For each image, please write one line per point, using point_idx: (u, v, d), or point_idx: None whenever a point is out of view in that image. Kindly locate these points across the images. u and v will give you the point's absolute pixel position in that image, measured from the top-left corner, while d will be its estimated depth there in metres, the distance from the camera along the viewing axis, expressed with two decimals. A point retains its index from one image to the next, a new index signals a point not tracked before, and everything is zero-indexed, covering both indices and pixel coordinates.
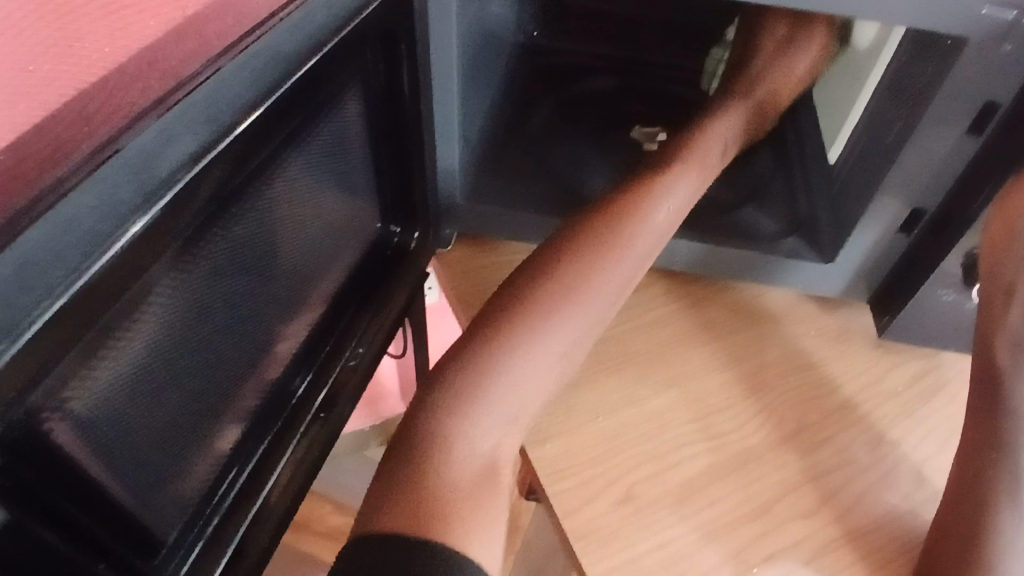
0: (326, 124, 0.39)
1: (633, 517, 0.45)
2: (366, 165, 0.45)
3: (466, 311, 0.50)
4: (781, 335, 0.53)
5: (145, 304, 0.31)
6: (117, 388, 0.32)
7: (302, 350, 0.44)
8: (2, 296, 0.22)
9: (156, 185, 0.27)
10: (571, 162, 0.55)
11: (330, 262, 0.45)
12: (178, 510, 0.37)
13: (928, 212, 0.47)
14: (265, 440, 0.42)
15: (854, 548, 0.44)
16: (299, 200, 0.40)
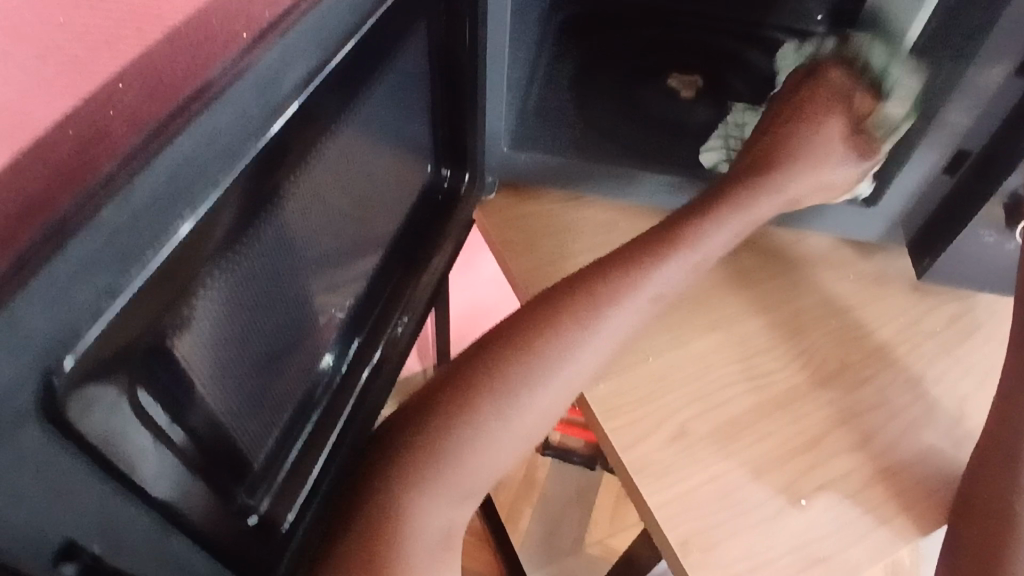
0: (391, 70, 0.40)
1: (687, 452, 0.44)
2: (424, 114, 0.48)
3: (517, 256, 0.55)
4: (820, 278, 0.54)
5: (243, 240, 0.33)
6: (223, 319, 0.34)
7: (366, 292, 0.47)
8: (166, 198, 0.25)
9: (276, 106, 0.29)
10: (612, 118, 0.58)
11: (389, 210, 0.47)
12: (269, 431, 0.40)
13: (973, 153, 0.47)
14: (337, 374, 0.45)
15: (895, 481, 0.44)
16: (369, 150, 0.42)
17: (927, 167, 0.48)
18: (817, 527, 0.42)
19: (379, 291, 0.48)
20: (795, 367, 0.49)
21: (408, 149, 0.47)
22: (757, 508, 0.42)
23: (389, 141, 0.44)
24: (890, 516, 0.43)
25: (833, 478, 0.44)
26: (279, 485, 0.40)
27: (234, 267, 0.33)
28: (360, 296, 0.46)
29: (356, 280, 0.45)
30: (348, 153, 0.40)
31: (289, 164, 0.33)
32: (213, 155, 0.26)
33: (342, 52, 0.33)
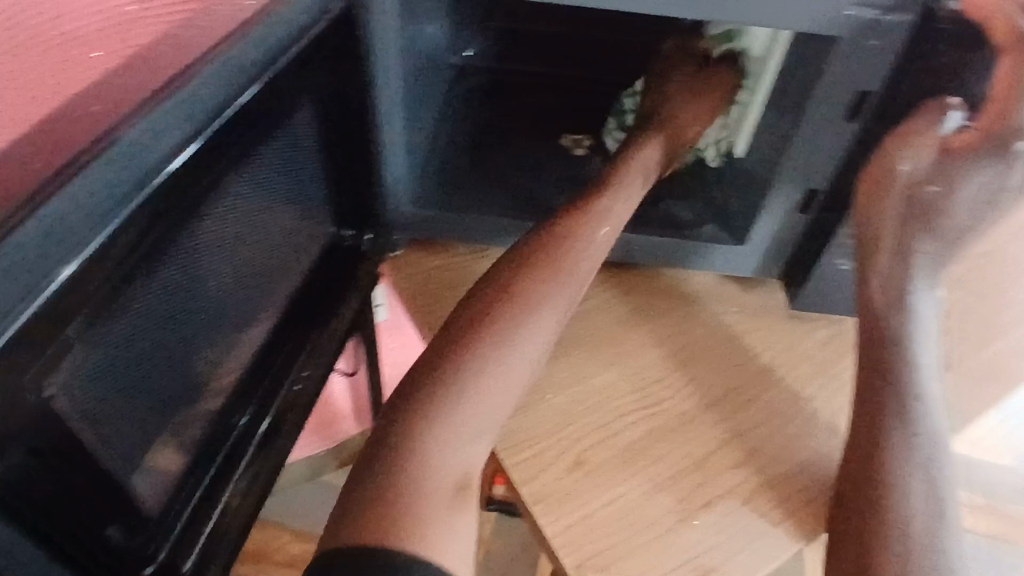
0: (276, 138, 0.43)
1: (585, 479, 0.47)
2: (318, 177, 0.51)
3: (424, 307, 0.58)
4: (707, 311, 0.58)
5: (124, 295, 0.34)
6: (105, 371, 0.35)
7: (267, 348, 0.49)
8: (25, 259, 0.27)
9: (146, 173, 0.31)
10: (512, 174, 0.63)
11: (284, 268, 0.49)
12: (159, 490, 0.41)
13: (821, 190, 0.53)
14: (233, 432, 0.45)
15: (777, 492, 0.48)
16: (256, 210, 0.44)
17: (784, 206, 0.54)
18: (707, 539, 0.45)
19: (282, 346, 0.49)
20: (685, 394, 0.52)
21: (305, 204, 0.50)
22: (651, 526, 0.45)
23: (283, 198, 0.47)
24: (775, 524, 0.46)
25: (721, 492, 0.47)
26: (175, 536, 0.41)
27: (120, 318, 0.35)
28: (261, 350, 0.48)
29: (256, 333, 0.47)
30: (239, 210, 0.42)
31: (174, 223, 0.36)
32: (83, 216, 0.29)
33: (215, 124, 0.35)
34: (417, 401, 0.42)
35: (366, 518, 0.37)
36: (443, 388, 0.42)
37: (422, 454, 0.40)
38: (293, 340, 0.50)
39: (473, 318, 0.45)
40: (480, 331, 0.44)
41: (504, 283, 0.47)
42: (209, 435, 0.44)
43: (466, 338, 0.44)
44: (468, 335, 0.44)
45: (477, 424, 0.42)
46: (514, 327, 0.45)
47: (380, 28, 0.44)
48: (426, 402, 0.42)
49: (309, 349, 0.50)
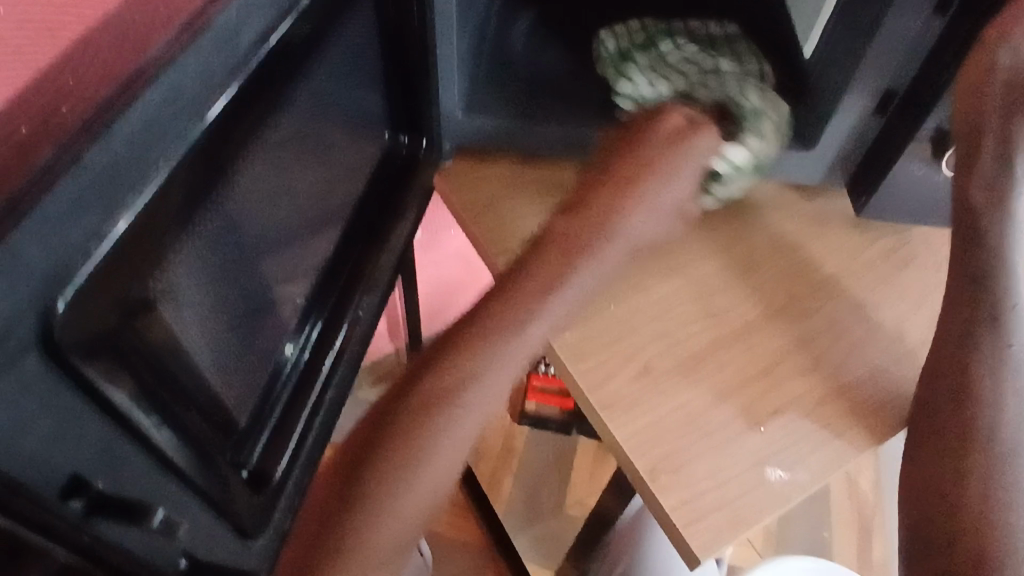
0: (339, 33, 0.41)
1: (651, 387, 0.47)
2: (375, 79, 0.49)
3: (477, 219, 0.56)
4: (769, 221, 0.57)
5: (210, 204, 0.34)
6: (198, 283, 0.36)
7: (331, 261, 0.48)
8: (138, 148, 0.27)
9: (238, 62, 0.31)
10: (562, 79, 0.60)
11: (347, 178, 0.48)
12: (245, 401, 0.41)
13: (899, 92, 0.50)
14: (303, 343, 0.46)
15: (843, 400, 0.48)
16: (323, 116, 0.43)
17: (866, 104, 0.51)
18: (775, 444, 0.45)
19: (347, 257, 0.49)
20: (749, 303, 0.52)
21: (365, 110, 0.48)
22: (719, 431, 0.45)
23: (345, 105, 0.45)
24: (842, 430, 0.46)
25: (788, 399, 0.47)
26: (262, 440, 0.42)
27: (202, 228, 0.34)
28: (327, 260, 0.47)
29: (321, 245, 0.47)
30: (307, 116, 0.41)
31: (251, 127, 0.35)
32: (183, 105, 0.28)
33: (295, 13, 0.34)
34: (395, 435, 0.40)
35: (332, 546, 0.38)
36: (426, 413, 0.40)
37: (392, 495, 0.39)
38: (356, 252, 0.49)
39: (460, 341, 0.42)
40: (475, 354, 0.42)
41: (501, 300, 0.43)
42: (285, 348, 0.45)
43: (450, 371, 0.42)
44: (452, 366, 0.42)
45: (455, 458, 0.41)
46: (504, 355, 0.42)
47: None
48: (402, 442, 0.40)
49: (373, 262, 0.49)
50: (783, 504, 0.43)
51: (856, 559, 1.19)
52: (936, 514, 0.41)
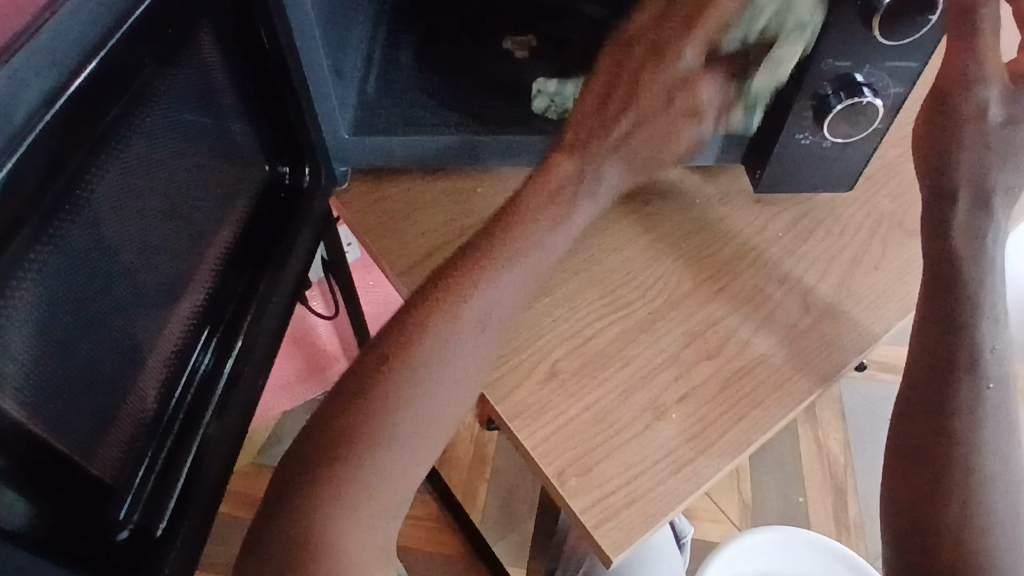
0: (172, 72, 0.40)
1: (558, 390, 0.46)
2: (240, 114, 0.48)
3: (380, 239, 0.56)
4: (670, 206, 0.56)
5: (32, 263, 0.33)
6: (30, 344, 0.34)
7: (212, 302, 0.47)
8: None
9: (15, 131, 0.29)
10: (451, 86, 0.59)
11: (215, 217, 0.47)
12: (114, 459, 0.41)
13: (774, 64, 0.50)
14: (189, 392, 0.45)
15: (750, 378, 0.47)
16: (164, 157, 0.42)
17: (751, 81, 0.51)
18: (685, 431, 0.45)
19: (232, 297, 0.48)
20: (654, 293, 0.51)
21: (227, 147, 0.48)
22: (628, 426, 0.45)
23: (202, 141, 0.45)
24: (751, 409, 0.46)
25: (696, 384, 0.47)
26: (146, 497, 0.41)
27: (32, 287, 0.33)
28: (206, 301, 0.47)
29: (197, 286, 0.46)
30: (144, 159, 0.40)
31: (66, 186, 0.34)
32: None
33: (86, 75, 0.32)
34: (366, 402, 0.40)
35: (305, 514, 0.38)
36: (397, 379, 0.40)
37: (367, 460, 0.39)
38: (241, 291, 0.48)
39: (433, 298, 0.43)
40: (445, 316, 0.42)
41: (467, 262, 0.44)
42: (161, 400, 0.44)
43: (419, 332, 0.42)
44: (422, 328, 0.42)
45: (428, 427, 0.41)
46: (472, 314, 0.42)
47: None
48: (375, 404, 0.40)
49: (259, 299, 0.48)
50: (696, 490, 0.43)
51: (832, 520, 1.20)
52: (909, 513, 0.43)
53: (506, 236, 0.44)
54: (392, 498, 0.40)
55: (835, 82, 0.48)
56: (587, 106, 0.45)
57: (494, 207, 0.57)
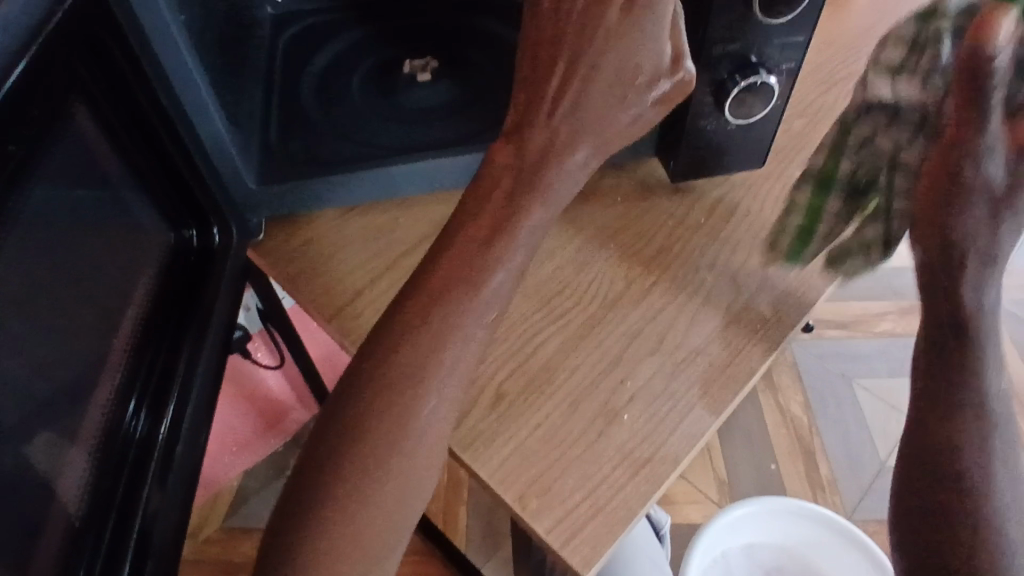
0: (53, 150, 0.38)
1: (505, 413, 0.45)
2: (127, 183, 0.46)
3: (302, 281, 0.54)
4: (592, 208, 0.57)
5: None
6: None
7: (127, 386, 0.46)
8: None
9: None
10: (356, 120, 0.58)
11: (118, 297, 0.46)
12: (53, 567, 0.39)
13: None
14: (120, 482, 0.43)
15: (696, 367, 0.47)
16: (53, 239, 0.40)
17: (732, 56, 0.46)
18: (637, 433, 0.44)
19: (154, 369, 0.47)
20: (589, 299, 0.51)
21: (119, 220, 0.46)
22: (580, 438, 0.44)
23: (93, 219, 0.44)
24: (700, 397, 0.46)
25: (642, 383, 0.47)
26: None
27: None
28: (123, 380, 0.46)
29: (112, 368, 0.46)
30: (31, 244, 0.38)
31: None
32: None
33: None
34: (374, 388, 0.41)
35: (310, 549, 0.38)
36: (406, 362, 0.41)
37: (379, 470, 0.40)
38: (158, 368, 0.47)
39: (449, 255, 0.43)
40: (454, 293, 0.42)
41: (469, 222, 0.44)
42: (90, 496, 0.42)
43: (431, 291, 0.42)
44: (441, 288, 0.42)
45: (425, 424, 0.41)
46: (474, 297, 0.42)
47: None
48: (383, 401, 0.40)
49: (183, 368, 0.47)
50: (657, 491, 0.42)
51: (807, 483, 1.22)
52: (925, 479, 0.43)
53: (486, 220, 0.44)
54: (397, 513, 0.40)
55: (728, 66, 0.49)
56: (529, 154, 0.45)
57: (415, 237, 0.57)
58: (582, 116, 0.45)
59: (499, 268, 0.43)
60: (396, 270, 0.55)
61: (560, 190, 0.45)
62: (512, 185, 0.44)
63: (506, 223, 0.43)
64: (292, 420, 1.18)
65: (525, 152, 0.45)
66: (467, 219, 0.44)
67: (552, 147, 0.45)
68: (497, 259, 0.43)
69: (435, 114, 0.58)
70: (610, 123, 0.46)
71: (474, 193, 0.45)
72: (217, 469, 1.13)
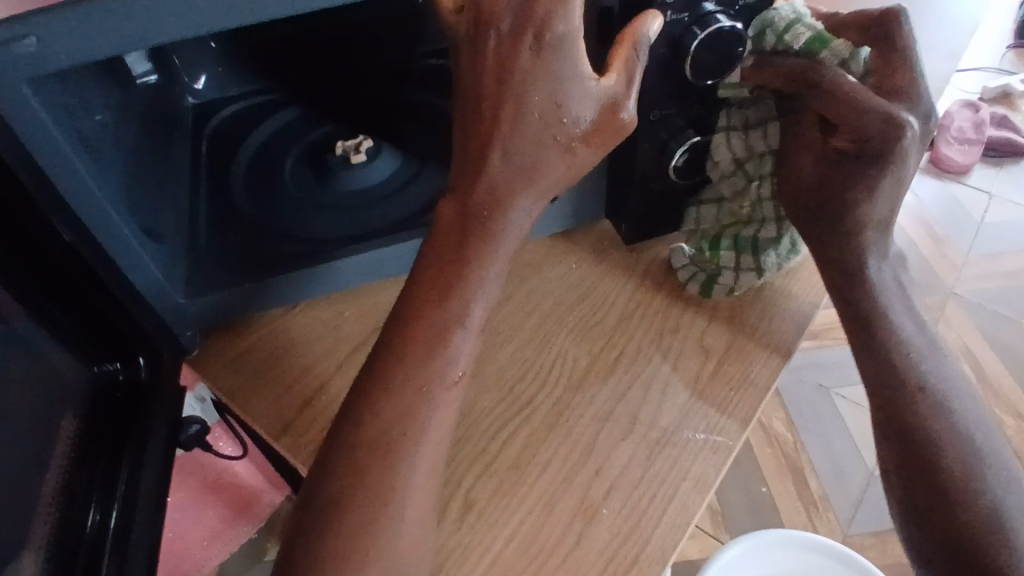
0: None
1: (477, 524, 0.42)
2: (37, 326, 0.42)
3: (249, 393, 0.50)
4: (545, 279, 0.54)
5: None
6: None
7: (55, 537, 0.41)
8: None
9: None
10: (291, 211, 0.55)
11: (47, 444, 0.42)
12: None
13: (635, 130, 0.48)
14: None
15: (675, 443, 0.45)
16: None
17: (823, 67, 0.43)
18: (619, 530, 0.41)
19: (85, 516, 0.43)
20: (554, 378, 0.48)
21: (37, 358, 0.42)
22: (561, 545, 0.41)
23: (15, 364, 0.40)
24: (683, 479, 0.43)
25: (618, 473, 0.44)
26: None
27: None
28: (54, 530, 0.41)
29: (42, 521, 0.41)
30: None
31: None
32: None
33: None
34: (323, 513, 0.37)
35: None
36: (358, 487, 0.37)
37: None
38: (94, 510, 0.43)
39: (389, 360, 0.40)
40: (398, 401, 0.39)
41: (405, 318, 0.41)
42: None
43: (372, 399, 0.39)
44: (383, 393, 0.39)
45: (391, 553, 0.37)
46: (426, 406, 0.39)
47: (37, 132, 0.38)
48: (338, 532, 0.36)
49: (118, 513, 0.43)
50: None
51: (798, 502, 1.20)
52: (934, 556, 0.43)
53: (426, 314, 0.40)
54: None
55: (665, 131, 0.48)
56: (446, 245, 0.42)
57: (364, 330, 0.53)
58: (506, 202, 0.42)
59: (433, 375, 0.40)
60: (348, 369, 0.51)
61: (488, 277, 0.41)
62: (433, 286, 0.41)
63: (445, 318, 0.40)
64: (264, 503, 1.11)
65: (462, 236, 0.41)
66: (403, 318, 0.41)
67: (469, 233, 0.41)
68: (437, 362, 0.40)
69: (377, 197, 0.56)
70: (535, 209, 0.43)
71: (412, 283, 0.42)
72: (188, 568, 1.06)
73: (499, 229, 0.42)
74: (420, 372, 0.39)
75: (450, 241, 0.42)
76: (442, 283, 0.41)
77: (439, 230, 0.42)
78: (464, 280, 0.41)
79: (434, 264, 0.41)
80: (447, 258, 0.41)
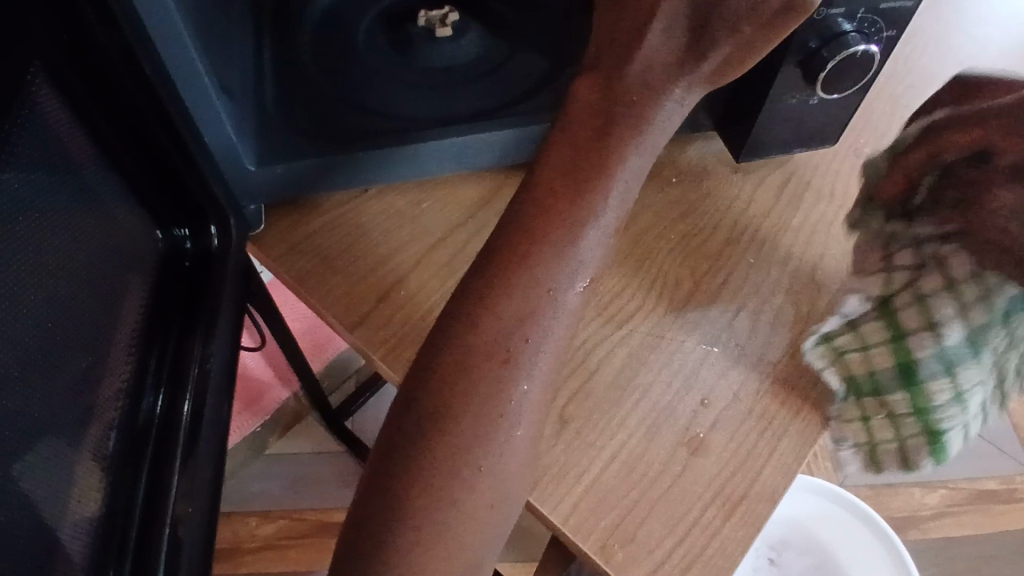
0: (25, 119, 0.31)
1: (574, 442, 0.39)
2: (95, 165, 0.37)
3: (320, 282, 0.45)
4: (646, 190, 0.49)
5: None
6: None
7: (131, 393, 0.38)
8: None
9: None
10: (368, 85, 0.49)
11: (116, 302, 0.38)
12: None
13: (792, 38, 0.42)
14: (136, 502, 0.36)
15: (785, 380, 0.42)
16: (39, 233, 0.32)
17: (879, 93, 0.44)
18: (726, 463, 0.39)
19: (160, 374, 0.39)
20: (660, 298, 0.44)
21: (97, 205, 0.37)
22: (664, 472, 0.38)
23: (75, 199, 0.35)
24: (792, 420, 0.40)
25: (725, 404, 0.41)
26: None
27: None
28: (126, 392, 0.38)
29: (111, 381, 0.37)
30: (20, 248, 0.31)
31: None
32: None
33: None
34: (435, 411, 0.34)
35: None
36: (475, 389, 0.34)
37: (454, 507, 0.33)
38: (166, 368, 0.40)
39: (517, 251, 0.35)
40: (521, 301, 0.35)
41: (530, 216, 0.36)
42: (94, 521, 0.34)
43: (489, 295, 0.35)
44: (503, 290, 0.35)
45: (503, 465, 0.34)
46: (551, 309, 0.35)
47: None
48: (451, 433, 0.33)
49: (190, 396, 0.39)
50: (757, 533, 0.37)
51: None
52: None
53: (556, 208, 0.36)
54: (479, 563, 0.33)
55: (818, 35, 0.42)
56: (585, 135, 0.36)
57: (445, 226, 0.48)
58: (661, 91, 0.36)
59: (556, 279, 0.35)
60: (428, 266, 0.46)
61: (633, 174, 0.37)
62: (564, 180, 0.36)
63: (576, 220, 0.36)
64: (270, 399, 1.12)
65: (603, 126, 0.36)
66: (528, 214, 0.36)
67: (612, 125, 0.36)
68: (563, 267, 0.35)
69: (467, 79, 0.50)
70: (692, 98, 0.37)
71: (536, 178, 0.37)
72: None
73: (650, 121, 0.37)
74: (543, 269, 0.35)
75: (588, 130, 0.36)
76: (575, 179, 0.36)
77: (572, 118, 0.37)
78: (602, 178, 0.36)
79: (564, 154, 0.36)
80: (582, 151, 0.36)
